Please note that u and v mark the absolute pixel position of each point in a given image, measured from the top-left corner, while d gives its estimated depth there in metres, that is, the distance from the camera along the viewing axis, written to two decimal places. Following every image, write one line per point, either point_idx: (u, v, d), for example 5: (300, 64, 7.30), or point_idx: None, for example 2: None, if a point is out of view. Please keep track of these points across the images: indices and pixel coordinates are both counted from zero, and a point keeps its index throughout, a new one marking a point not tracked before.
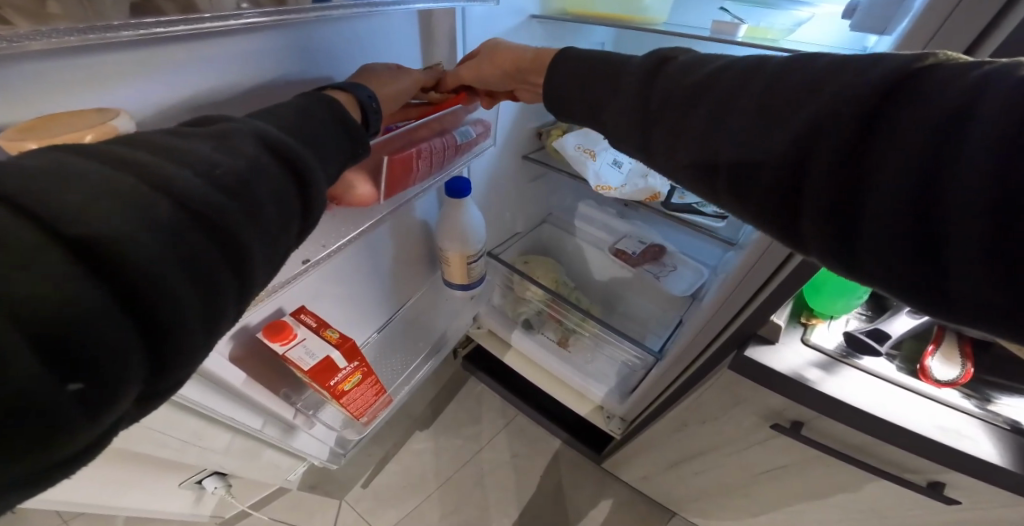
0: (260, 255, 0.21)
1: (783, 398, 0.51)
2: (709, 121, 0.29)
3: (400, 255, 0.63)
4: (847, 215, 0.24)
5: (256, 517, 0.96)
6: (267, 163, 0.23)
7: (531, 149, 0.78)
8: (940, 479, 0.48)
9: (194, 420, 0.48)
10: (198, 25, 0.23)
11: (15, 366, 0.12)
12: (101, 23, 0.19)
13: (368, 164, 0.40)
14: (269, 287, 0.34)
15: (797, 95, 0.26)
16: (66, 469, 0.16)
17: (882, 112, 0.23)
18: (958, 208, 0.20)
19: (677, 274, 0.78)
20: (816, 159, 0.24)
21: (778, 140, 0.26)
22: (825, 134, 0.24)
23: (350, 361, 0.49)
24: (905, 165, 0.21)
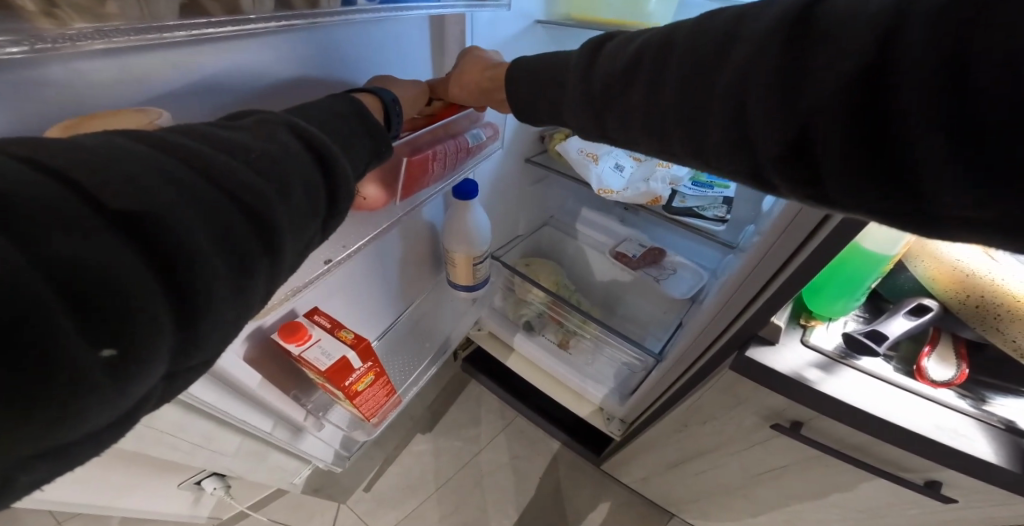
0: (288, 238, 0.22)
1: (784, 398, 0.52)
2: (688, 120, 0.30)
3: (407, 256, 0.63)
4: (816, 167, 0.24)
5: (254, 519, 0.95)
6: (299, 154, 0.23)
7: (534, 151, 0.79)
8: (937, 478, 0.49)
9: (200, 420, 0.48)
10: (244, 25, 0.24)
11: (49, 326, 0.13)
12: (155, 21, 0.20)
13: (387, 164, 0.40)
14: (290, 288, 0.35)
15: (739, 69, 0.26)
16: (90, 443, 0.16)
17: (798, 55, 0.24)
18: (913, 143, 0.20)
19: (677, 276, 0.80)
20: (762, 124, 0.25)
21: (724, 117, 0.27)
22: (776, 106, 0.24)
23: (364, 361, 0.49)
24: (852, 110, 0.22)
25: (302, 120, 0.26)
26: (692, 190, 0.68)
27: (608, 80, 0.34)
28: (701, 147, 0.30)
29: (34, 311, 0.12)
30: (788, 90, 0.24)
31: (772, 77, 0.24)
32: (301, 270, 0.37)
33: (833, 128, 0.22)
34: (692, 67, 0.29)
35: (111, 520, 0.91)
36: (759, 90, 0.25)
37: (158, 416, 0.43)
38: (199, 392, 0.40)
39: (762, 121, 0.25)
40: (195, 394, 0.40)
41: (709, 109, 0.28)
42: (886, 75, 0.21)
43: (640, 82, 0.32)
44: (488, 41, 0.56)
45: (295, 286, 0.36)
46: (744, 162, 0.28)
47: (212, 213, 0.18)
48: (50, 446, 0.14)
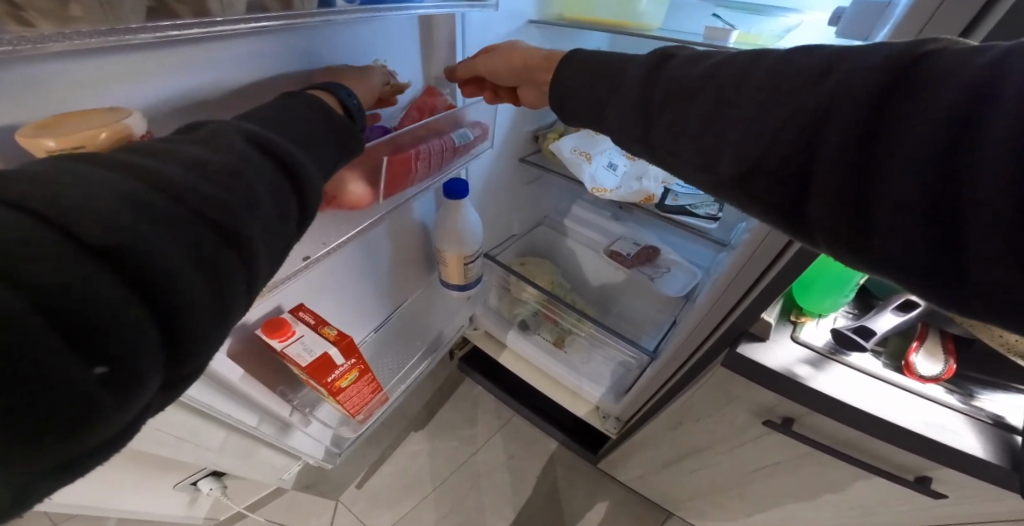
0: (262, 246, 0.22)
1: (774, 394, 0.52)
2: (731, 134, 0.28)
3: (397, 255, 0.63)
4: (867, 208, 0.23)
5: (250, 520, 0.95)
6: (258, 162, 0.23)
7: (528, 151, 0.79)
8: (929, 474, 0.50)
9: (188, 417, 0.48)
10: (211, 28, 0.24)
11: (40, 350, 0.13)
12: (121, 25, 0.20)
13: (369, 157, 0.40)
14: (270, 283, 0.35)
15: (822, 94, 0.24)
16: (95, 459, 0.16)
17: (892, 94, 0.22)
18: (971, 202, 0.19)
19: (671, 274, 0.80)
20: (826, 150, 0.24)
21: (782, 134, 0.26)
22: (839, 139, 0.23)
23: (347, 358, 0.49)
24: (920, 156, 0.21)
25: (269, 130, 0.26)
26: (684, 188, 0.68)
27: (647, 85, 0.34)
28: (733, 164, 0.28)
29: (26, 336, 0.12)
30: (864, 125, 0.23)
31: (848, 109, 0.23)
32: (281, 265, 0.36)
33: (897, 171, 0.21)
34: (759, 81, 0.27)
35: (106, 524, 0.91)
36: (830, 120, 0.24)
37: None
38: None
39: (822, 150, 0.24)
40: None
41: (762, 127, 0.27)
42: (969, 130, 0.20)
43: (660, 92, 0.33)
44: (480, 42, 0.56)
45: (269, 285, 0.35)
46: (778, 180, 0.26)
47: (176, 224, 0.18)
48: (58, 461, 0.14)
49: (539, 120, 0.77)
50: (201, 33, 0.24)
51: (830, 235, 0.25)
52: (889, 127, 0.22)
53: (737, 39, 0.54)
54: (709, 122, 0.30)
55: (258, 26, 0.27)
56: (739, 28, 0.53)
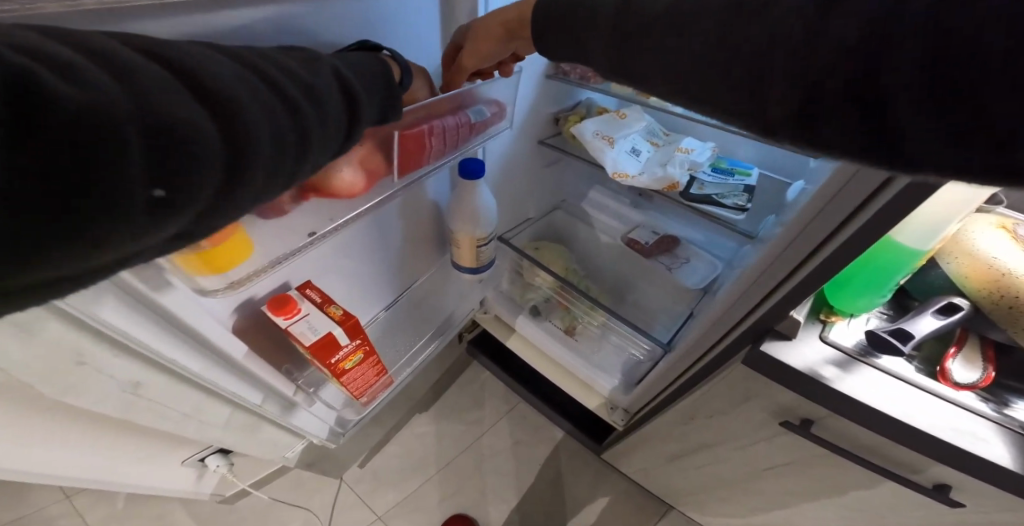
0: (313, 149, 0.24)
1: (795, 394, 0.51)
2: (751, 75, 0.27)
3: (409, 236, 0.61)
4: (902, 127, 0.22)
5: (255, 496, 0.96)
6: (332, 89, 0.25)
7: (547, 133, 0.76)
8: (946, 481, 0.48)
9: (192, 392, 0.48)
10: None
11: (119, 151, 0.14)
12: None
13: (372, 141, 0.37)
14: (274, 257, 0.33)
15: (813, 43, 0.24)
16: (69, 283, 0.16)
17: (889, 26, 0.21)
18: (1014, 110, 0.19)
19: (690, 265, 0.78)
20: (830, 94, 0.24)
21: (782, 86, 0.26)
22: (866, 74, 0.22)
23: (352, 339, 0.48)
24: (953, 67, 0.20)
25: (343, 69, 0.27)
26: (712, 176, 0.65)
27: (658, 32, 0.31)
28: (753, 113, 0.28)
29: (109, 128, 0.13)
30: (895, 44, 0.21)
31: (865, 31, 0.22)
32: (285, 240, 0.34)
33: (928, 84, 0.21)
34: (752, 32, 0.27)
35: (117, 494, 0.93)
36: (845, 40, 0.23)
37: (147, 385, 0.42)
38: (185, 363, 0.40)
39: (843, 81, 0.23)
40: (180, 362, 0.39)
41: (768, 85, 0.26)
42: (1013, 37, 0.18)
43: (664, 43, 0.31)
44: None
45: (270, 262, 0.33)
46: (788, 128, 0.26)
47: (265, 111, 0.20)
48: (66, 268, 0.14)
49: (561, 101, 0.74)
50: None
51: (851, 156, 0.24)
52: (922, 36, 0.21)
53: None
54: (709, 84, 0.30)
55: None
56: None
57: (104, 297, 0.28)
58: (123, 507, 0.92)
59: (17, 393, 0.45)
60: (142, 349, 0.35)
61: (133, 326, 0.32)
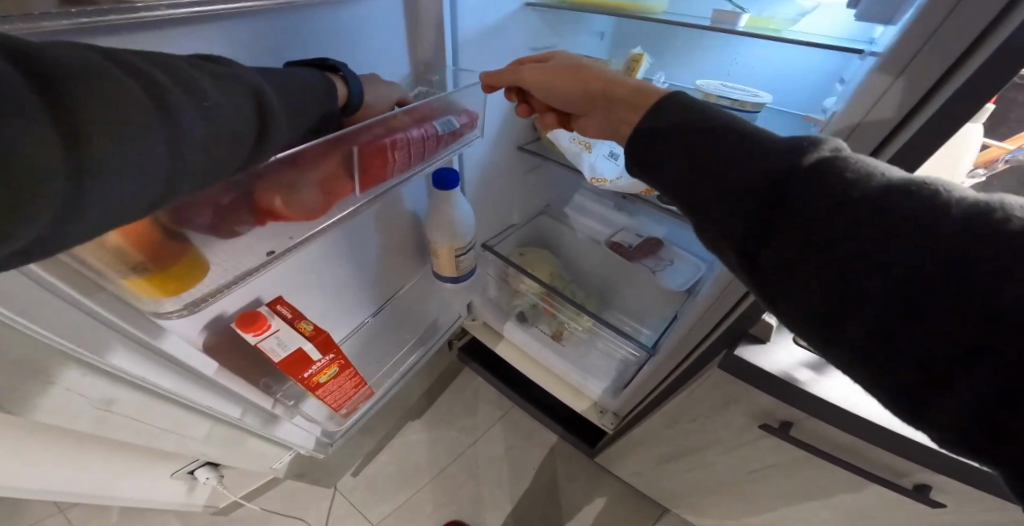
0: (202, 163, 0.22)
1: (771, 397, 0.51)
2: (754, 208, 0.28)
3: (386, 246, 0.62)
4: (866, 309, 0.23)
5: (248, 507, 0.96)
6: (242, 101, 0.24)
7: (526, 139, 0.76)
8: (927, 483, 0.48)
9: (168, 408, 0.48)
10: (132, 14, 0.23)
11: None
12: (31, 11, 0.19)
13: (332, 160, 0.37)
14: (232, 279, 0.34)
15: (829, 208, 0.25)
16: None
17: (897, 229, 0.22)
18: (958, 340, 0.20)
19: (674, 267, 0.77)
20: (820, 255, 0.24)
21: (783, 227, 0.26)
22: (857, 256, 0.23)
23: (325, 354, 0.48)
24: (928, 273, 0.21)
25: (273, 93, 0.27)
26: None
27: (695, 145, 0.32)
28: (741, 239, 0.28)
29: None
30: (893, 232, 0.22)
31: (872, 209, 0.23)
32: (241, 260, 0.35)
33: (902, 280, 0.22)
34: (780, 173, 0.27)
35: (111, 508, 0.93)
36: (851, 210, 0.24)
37: (118, 403, 0.43)
38: (156, 380, 0.40)
39: (836, 245, 0.24)
40: (151, 381, 0.39)
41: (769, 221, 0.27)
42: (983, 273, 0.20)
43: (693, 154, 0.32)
44: (475, 24, 0.53)
45: (227, 282, 0.33)
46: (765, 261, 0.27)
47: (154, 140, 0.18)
48: None
49: None
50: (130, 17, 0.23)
51: (816, 332, 0.25)
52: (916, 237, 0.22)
53: (745, 24, 0.50)
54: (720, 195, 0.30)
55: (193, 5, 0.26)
56: (750, 11, 0.50)
57: (62, 319, 0.28)
58: (118, 520, 0.92)
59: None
60: (109, 369, 0.35)
61: (97, 347, 0.32)
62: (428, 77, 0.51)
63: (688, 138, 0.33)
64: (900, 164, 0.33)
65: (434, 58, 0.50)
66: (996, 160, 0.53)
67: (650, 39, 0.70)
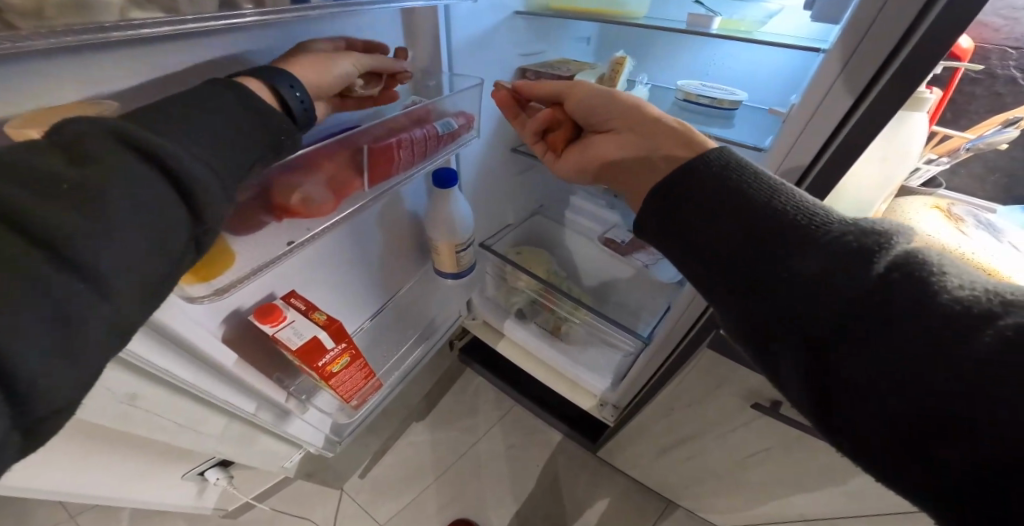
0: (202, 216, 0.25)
1: (760, 375, 0.54)
2: (808, 321, 0.27)
3: (390, 245, 0.65)
4: (873, 415, 0.24)
5: (258, 509, 0.98)
6: (208, 145, 0.26)
7: (519, 141, 0.80)
8: None
9: (187, 401, 0.51)
10: (182, 25, 0.25)
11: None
12: (95, 23, 0.21)
13: (340, 159, 0.41)
14: (254, 266, 0.36)
15: (892, 338, 0.24)
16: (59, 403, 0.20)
17: (978, 374, 0.21)
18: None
19: (666, 261, 0.79)
20: (884, 388, 0.24)
21: (839, 351, 0.26)
22: (925, 397, 0.23)
23: (338, 343, 0.51)
24: (973, 404, 0.21)
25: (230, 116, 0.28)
26: None
27: (727, 225, 0.33)
28: (760, 323, 0.30)
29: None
30: (918, 346, 0.23)
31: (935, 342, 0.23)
32: (263, 250, 0.38)
33: (919, 393, 0.23)
34: (835, 289, 0.26)
35: (121, 513, 0.95)
36: (878, 317, 0.25)
37: (141, 396, 0.45)
38: (179, 370, 0.43)
39: (859, 347, 0.25)
40: (172, 371, 0.42)
41: (823, 339, 0.27)
42: None
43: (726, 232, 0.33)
44: (468, 31, 0.56)
45: (251, 270, 0.36)
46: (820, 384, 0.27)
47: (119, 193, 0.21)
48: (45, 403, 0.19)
49: None
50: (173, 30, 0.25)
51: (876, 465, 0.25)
52: (941, 359, 0.23)
53: (718, 26, 0.54)
54: (769, 299, 0.29)
55: (233, 22, 0.28)
56: (721, 15, 0.53)
57: None
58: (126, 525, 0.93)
59: None
60: (130, 358, 0.38)
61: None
62: (426, 83, 0.55)
63: (725, 215, 0.34)
64: (852, 148, 0.37)
65: (432, 63, 0.53)
66: (958, 149, 0.57)
67: (633, 43, 0.74)
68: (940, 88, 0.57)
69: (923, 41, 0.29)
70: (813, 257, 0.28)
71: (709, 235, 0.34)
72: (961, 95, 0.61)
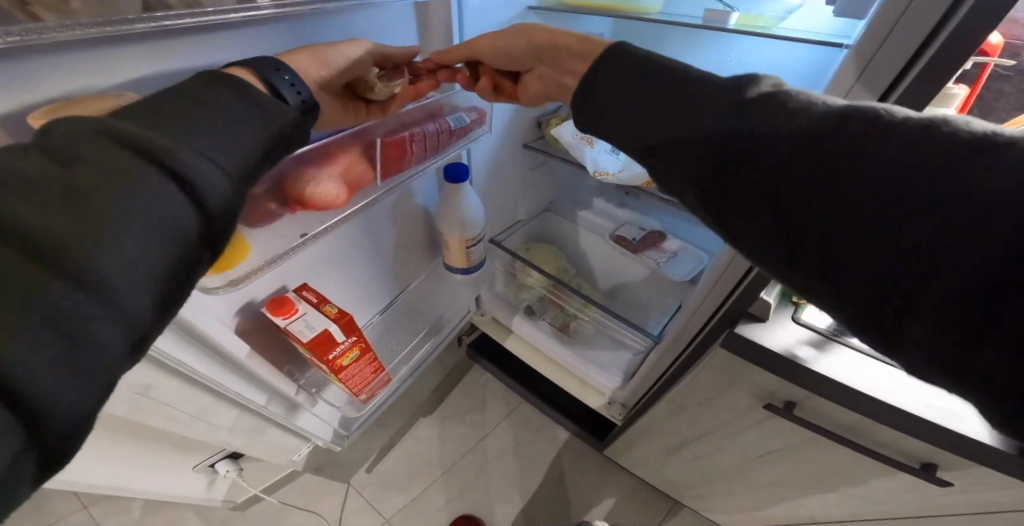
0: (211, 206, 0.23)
1: (774, 375, 0.53)
2: (754, 160, 0.28)
3: (400, 240, 0.65)
4: (881, 273, 0.23)
5: (267, 501, 0.99)
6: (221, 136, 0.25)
7: (531, 137, 0.79)
8: (933, 460, 0.50)
9: (200, 393, 0.51)
10: (202, 17, 0.26)
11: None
12: (117, 16, 0.22)
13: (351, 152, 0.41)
14: (269, 257, 0.37)
15: (825, 158, 0.25)
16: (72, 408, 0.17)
17: (897, 173, 0.23)
18: (974, 278, 0.20)
19: (677, 259, 0.78)
20: (826, 205, 0.25)
21: (784, 182, 0.26)
22: (861, 204, 0.24)
23: (348, 335, 0.51)
24: (898, 200, 0.23)
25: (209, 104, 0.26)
26: None
27: (703, 100, 0.31)
28: (758, 198, 0.28)
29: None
30: (920, 177, 0.22)
31: (861, 154, 0.24)
32: (278, 242, 0.38)
33: (919, 231, 0.22)
34: (772, 129, 0.27)
35: (133, 503, 0.96)
36: (876, 160, 0.24)
37: (156, 386, 0.46)
38: (192, 362, 0.43)
39: (870, 209, 0.23)
40: (186, 362, 0.43)
41: (770, 175, 0.27)
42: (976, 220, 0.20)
43: (704, 109, 0.31)
44: (481, 27, 0.56)
45: (266, 261, 0.37)
46: (769, 226, 0.27)
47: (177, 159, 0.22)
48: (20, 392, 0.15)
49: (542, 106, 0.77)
50: (195, 22, 0.26)
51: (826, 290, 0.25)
52: (867, 168, 0.24)
53: (735, 22, 0.53)
54: (715, 153, 0.30)
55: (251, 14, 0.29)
56: (739, 10, 0.52)
57: None
58: (139, 514, 0.95)
59: None
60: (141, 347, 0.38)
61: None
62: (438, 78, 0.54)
63: (656, 98, 0.34)
64: None
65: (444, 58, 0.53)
66: None
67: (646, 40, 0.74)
68: (967, 85, 0.55)
69: (953, 36, 0.28)
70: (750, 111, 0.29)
71: (673, 111, 0.33)
72: (988, 93, 0.59)
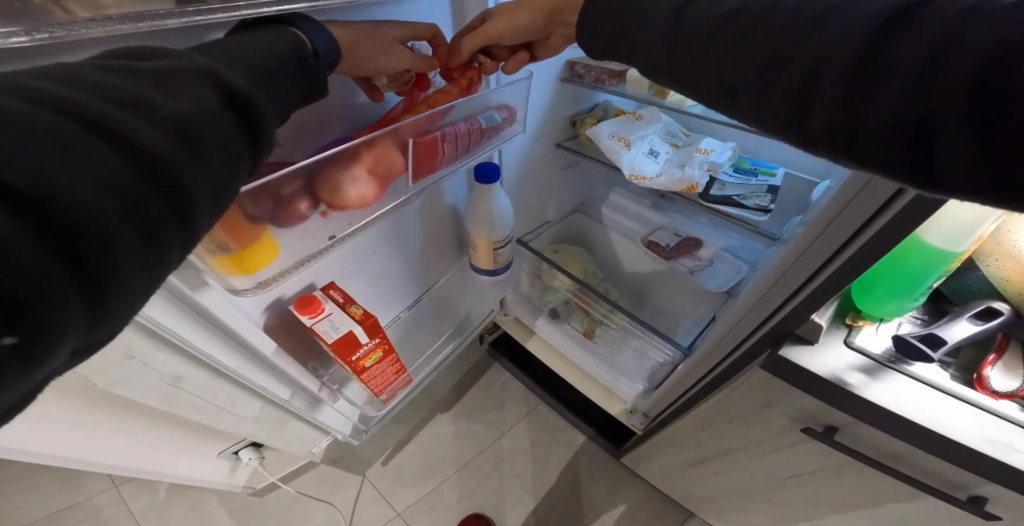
0: (205, 197, 0.19)
1: (816, 400, 0.50)
2: (760, 57, 0.29)
3: (429, 239, 0.64)
4: (918, 153, 0.23)
5: (285, 489, 1.01)
6: (217, 109, 0.21)
7: (564, 137, 0.77)
8: (981, 492, 0.46)
9: (229, 386, 0.51)
10: (235, 12, 0.25)
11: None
12: (150, 12, 0.21)
13: (386, 149, 0.39)
14: (296, 260, 0.37)
15: (826, 38, 0.26)
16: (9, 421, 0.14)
17: (890, 31, 0.24)
18: (970, 98, 0.21)
19: (712, 268, 0.76)
20: (828, 73, 0.25)
21: (788, 68, 0.28)
22: (855, 65, 0.24)
23: (371, 337, 0.51)
24: (887, 55, 0.24)
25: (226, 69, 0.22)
26: (733, 178, 0.65)
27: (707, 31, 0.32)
28: (788, 113, 0.28)
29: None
30: (911, 32, 0.23)
31: (855, 24, 0.25)
32: (307, 243, 0.38)
33: (911, 74, 0.22)
34: (774, 29, 0.29)
35: (159, 484, 0.99)
36: (871, 26, 0.24)
37: (187, 379, 0.46)
38: (221, 357, 0.43)
39: (882, 77, 0.24)
40: (214, 358, 0.43)
41: (773, 65, 0.28)
42: (964, 49, 0.21)
43: (726, 37, 0.31)
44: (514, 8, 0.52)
45: (294, 263, 0.37)
46: (784, 103, 0.28)
47: (30, 204, 0.13)
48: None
49: (577, 105, 0.74)
50: (226, 17, 0.25)
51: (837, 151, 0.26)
52: (860, 32, 0.25)
53: None
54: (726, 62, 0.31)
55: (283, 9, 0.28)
56: None
57: None
58: (164, 496, 0.98)
59: (76, 383, 0.50)
60: (172, 340, 0.38)
61: (164, 316, 0.34)
62: None
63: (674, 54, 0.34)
64: None
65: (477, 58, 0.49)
66: None
67: None
68: None
69: None
70: (754, 20, 0.30)
71: (692, 41, 0.33)
72: None
